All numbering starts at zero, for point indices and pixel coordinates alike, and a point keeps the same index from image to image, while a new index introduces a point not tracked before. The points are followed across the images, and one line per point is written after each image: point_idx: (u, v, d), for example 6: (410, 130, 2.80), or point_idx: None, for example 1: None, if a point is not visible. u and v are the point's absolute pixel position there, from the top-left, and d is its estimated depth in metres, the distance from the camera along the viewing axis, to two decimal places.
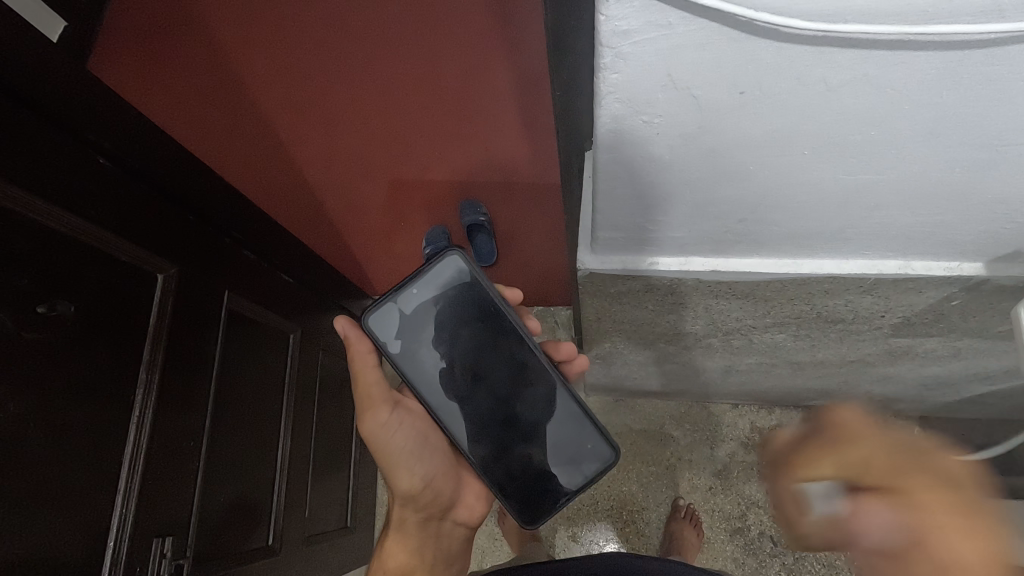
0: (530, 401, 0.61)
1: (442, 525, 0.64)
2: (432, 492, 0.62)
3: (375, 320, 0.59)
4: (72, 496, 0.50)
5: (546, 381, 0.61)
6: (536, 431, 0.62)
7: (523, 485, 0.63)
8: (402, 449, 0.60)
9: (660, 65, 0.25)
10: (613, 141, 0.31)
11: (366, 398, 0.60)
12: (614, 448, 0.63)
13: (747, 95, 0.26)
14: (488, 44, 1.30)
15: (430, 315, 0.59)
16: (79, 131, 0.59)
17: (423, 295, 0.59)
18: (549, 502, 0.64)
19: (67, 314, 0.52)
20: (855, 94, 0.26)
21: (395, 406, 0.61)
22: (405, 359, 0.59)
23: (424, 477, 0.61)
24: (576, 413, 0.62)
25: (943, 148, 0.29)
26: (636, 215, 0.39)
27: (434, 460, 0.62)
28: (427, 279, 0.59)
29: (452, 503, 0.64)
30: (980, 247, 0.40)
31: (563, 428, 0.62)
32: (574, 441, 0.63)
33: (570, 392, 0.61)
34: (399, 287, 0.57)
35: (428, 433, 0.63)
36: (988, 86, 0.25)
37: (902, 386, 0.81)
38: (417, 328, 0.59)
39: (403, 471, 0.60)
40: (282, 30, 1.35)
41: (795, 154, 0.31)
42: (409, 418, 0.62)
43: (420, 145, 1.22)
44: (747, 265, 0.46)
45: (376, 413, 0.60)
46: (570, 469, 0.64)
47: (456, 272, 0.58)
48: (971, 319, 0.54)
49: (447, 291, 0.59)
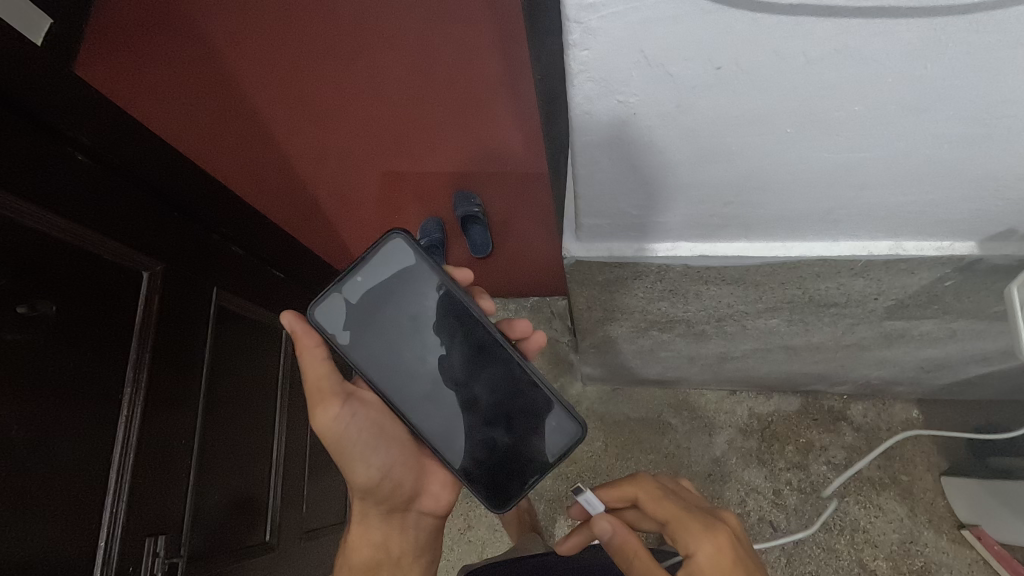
0: (486, 379, 0.58)
1: (406, 515, 0.61)
2: (392, 483, 0.58)
3: (322, 312, 0.56)
4: (60, 496, 0.50)
5: (500, 357, 0.57)
6: (495, 409, 0.58)
7: (487, 468, 0.59)
8: (356, 442, 0.56)
9: (630, 40, 0.24)
10: (589, 123, 0.30)
11: (315, 391, 0.55)
12: (579, 422, 0.58)
13: (724, 71, 0.26)
14: (475, 33, 1.29)
15: (379, 303, 0.57)
16: (56, 127, 0.58)
17: (368, 283, 0.57)
18: (517, 485, 0.59)
19: (49, 314, 0.51)
20: (836, 67, 0.25)
21: (348, 398, 0.56)
22: (357, 350, 0.57)
23: (381, 469, 0.57)
24: (536, 389, 0.58)
25: (930, 124, 0.29)
26: (619, 198, 0.38)
27: (392, 450, 0.58)
28: (372, 267, 0.56)
29: (416, 493, 0.60)
30: (972, 225, 0.40)
31: (524, 407, 0.58)
32: (536, 419, 0.59)
33: (526, 367, 0.57)
34: (343, 276, 0.55)
35: (385, 423, 0.58)
36: (973, 56, 0.24)
37: (899, 369, 0.81)
38: (366, 318, 0.57)
39: (358, 464, 0.56)
40: (268, 24, 1.34)
41: (777, 133, 0.30)
42: (363, 409, 0.57)
43: (407, 134, 1.22)
44: (735, 249, 0.45)
45: (327, 407, 0.55)
46: (536, 449, 0.59)
47: (402, 255, 0.56)
48: (966, 300, 0.53)
49: (395, 277, 0.57)
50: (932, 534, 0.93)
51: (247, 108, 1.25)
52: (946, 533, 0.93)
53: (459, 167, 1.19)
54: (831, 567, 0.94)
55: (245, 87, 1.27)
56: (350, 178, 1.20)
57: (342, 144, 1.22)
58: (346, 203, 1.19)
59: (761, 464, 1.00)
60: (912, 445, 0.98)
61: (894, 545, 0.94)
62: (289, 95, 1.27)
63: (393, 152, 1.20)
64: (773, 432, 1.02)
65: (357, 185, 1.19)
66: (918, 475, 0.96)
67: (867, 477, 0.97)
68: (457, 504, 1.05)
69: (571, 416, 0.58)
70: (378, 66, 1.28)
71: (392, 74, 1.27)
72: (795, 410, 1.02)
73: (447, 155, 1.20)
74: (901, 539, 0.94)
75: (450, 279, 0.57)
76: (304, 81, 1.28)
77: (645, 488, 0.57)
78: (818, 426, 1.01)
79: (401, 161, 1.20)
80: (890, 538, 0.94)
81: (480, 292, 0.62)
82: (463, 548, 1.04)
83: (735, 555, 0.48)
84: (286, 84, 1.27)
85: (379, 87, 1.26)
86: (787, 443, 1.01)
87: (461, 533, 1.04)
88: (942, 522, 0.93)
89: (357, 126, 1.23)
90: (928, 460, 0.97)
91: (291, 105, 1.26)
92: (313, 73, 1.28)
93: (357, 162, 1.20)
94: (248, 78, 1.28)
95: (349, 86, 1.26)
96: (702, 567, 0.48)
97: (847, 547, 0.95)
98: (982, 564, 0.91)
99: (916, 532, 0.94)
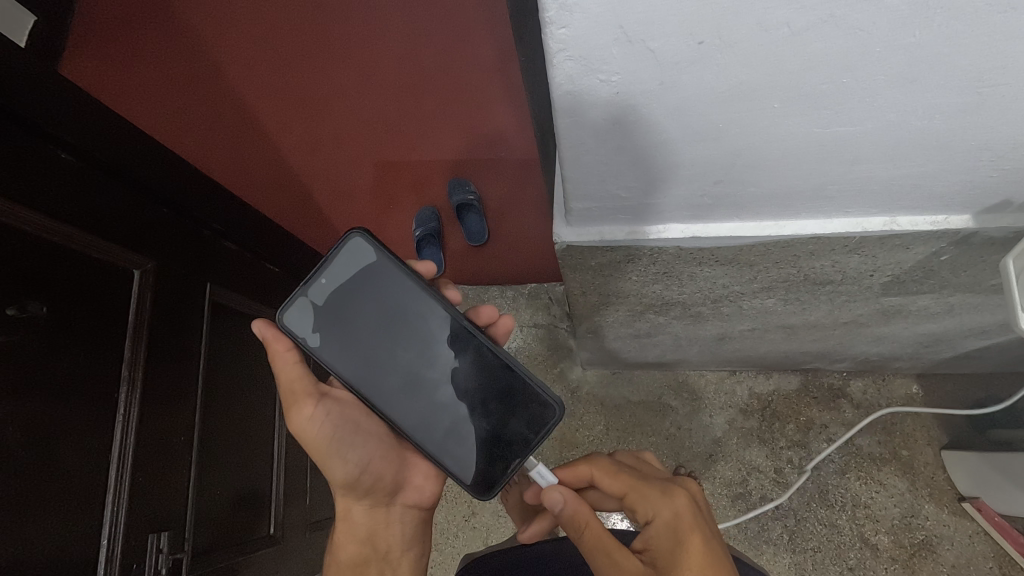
0: (457, 366, 0.58)
1: (391, 509, 0.60)
2: (372, 478, 0.58)
3: (292, 318, 0.56)
4: (58, 496, 0.50)
5: (469, 342, 0.57)
6: (469, 396, 0.58)
7: (467, 456, 0.58)
8: (331, 439, 0.56)
9: (609, 16, 0.24)
10: (570, 105, 0.30)
11: (289, 394, 0.56)
12: (555, 400, 0.56)
13: (707, 45, 0.25)
14: (463, 18, 1.27)
15: (347, 303, 0.57)
16: (38, 125, 0.57)
17: (334, 285, 0.56)
18: (500, 470, 0.58)
19: (39, 314, 0.50)
20: (823, 38, 0.24)
21: (322, 398, 0.56)
22: (329, 352, 0.56)
23: (358, 464, 0.57)
24: (508, 372, 0.57)
25: (923, 95, 0.28)
26: (607, 181, 0.38)
27: (369, 445, 0.58)
28: (337, 269, 0.56)
29: (399, 485, 0.60)
30: (967, 198, 0.39)
31: (498, 391, 0.58)
32: (512, 402, 0.58)
33: (494, 350, 0.57)
34: (308, 279, 0.55)
35: (360, 419, 0.58)
36: (964, 22, 0.23)
37: (899, 344, 0.81)
38: (336, 319, 0.57)
39: (335, 461, 0.56)
40: (252, 16, 1.32)
41: (765, 109, 0.29)
42: (338, 407, 0.57)
43: (397, 123, 1.20)
44: (727, 230, 0.45)
45: (301, 408, 0.55)
46: (516, 432, 0.58)
47: (363, 253, 0.56)
48: (963, 274, 0.52)
49: (360, 276, 0.57)
50: (932, 507, 0.94)
51: (235, 103, 1.24)
52: (947, 506, 0.93)
53: (451, 155, 1.18)
54: (833, 543, 0.95)
55: (230, 81, 1.26)
56: (342, 171, 1.19)
57: (332, 136, 1.21)
58: (340, 196, 1.18)
59: (762, 443, 1.00)
60: (912, 420, 0.98)
61: (895, 520, 0.94)
62: (276, 89, 1.25)
63: (383, 143, 1.19)
64: (773, 411, 1.02)
65: (350, 178, 1.18)
66: (917, 450, 0.96)
67: (867, 453, 0.98)
68: (461, 492, 1.06)
69: (546, 397, 0.57)
70: (365, 54, 1.26)
71: (378, 61, 1.26)
72: (795, 389, 1.02)
73: (438, 144, 1.19)
74: (902, 513, 0.94)
75: (414, 271, 0.57)
76: (289, 73, 1.26)
77: (598, 464, 0.56)
78: (818, 404, 1.01)
79: (392, 151, 1.19)
80: (891, 512, 0.95)
81: (446, 283, 0.62)
82: (468, 534, 1.05)
83: (693, 520, 0.49)
84: (272, 77, 1.26)
85: (365, 77, 1.25)
86: (787, 421, 1.01)
87: (465, 520, 1.05)
88: (942, 495, 0.94)
89: (347, 118, 1.22)
90: (928, 434, 0.97)
91: (279, 98, 1.24)
92: (299, 65, 1.27)
93: (349, 154, 1.19)
94: (234, 71, 1.26)
95: (336, 77, 1.25)
96: (657, 534, 0.49)
97: (848, 522, 0.95)
98: (983, 536, 0.91)
99: (916, 506, 0.94)
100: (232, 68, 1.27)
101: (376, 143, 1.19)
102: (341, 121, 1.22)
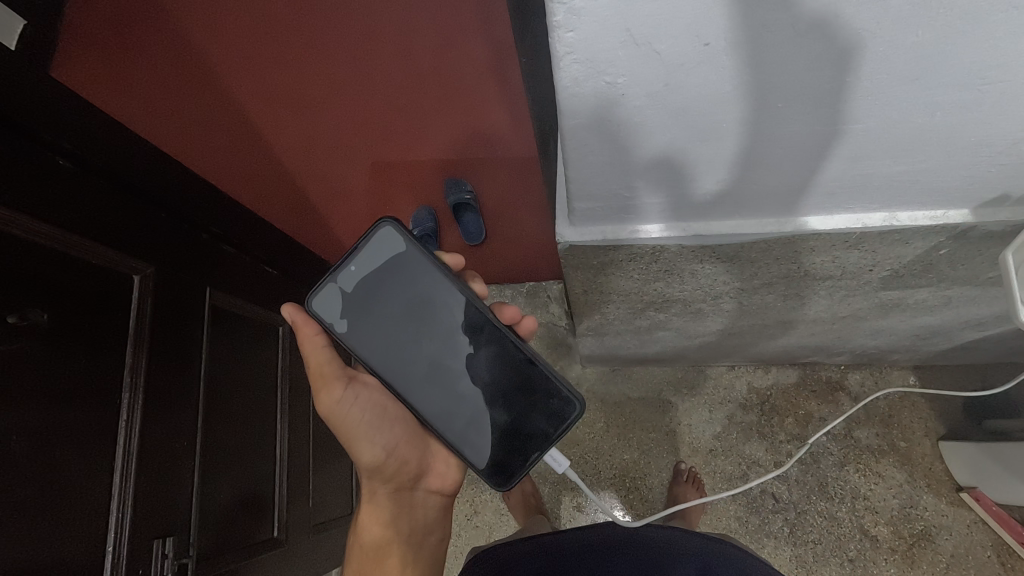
0: (480, 359, 0.57)
1: (414, 494, 0.62)
2: (397, 462, 0.59)
3: (319, 302, 0.56)
4: (63, 504, 0.50)
5: (493, 335, 0.57)
6: (491, 388, 0.57)
7: (488, 446, 0.58)
8: (360, 422, 0.58)
9: (617, 18, 0.24)
10: (577, 104, 0.30)
11: (318, 376, 0.58)
12: (575, 396, 0.56)
13: (713, 47, 0.25)
14: (460, 15, 1.26)
15: (373, 292, 0.56)
16: (34, 132, 0.57)
17: (362, 272, 0.56)
18: (518, 462, 0.58)
19: (40, 321, 0.50)
20: (827, 38, 0.25)
21: (350, 381, 0.58)
22: (355, 337, 0.56)
23: (385, 448, 0.59)
24: (529, 366, 0.57)
25: (924, 91, 0.28)
26: (611, 182, 0.38)
27: (396, 430, 0.59)
28: (364, 256, 0.56)
29: (421, 471, 0.61)
30: (967, 193, 0.39)
31: (520, 384, 0.57)
32: (532, 396, 0.57)
33: (517, 345, 0.56)
34: (336, 266, 0.54)
35: (388, 404, 0.60)
36: (966, 20, 0.24)
37: (896, 337, 0.81)
38: (362, 307, 0.56)
39: (363, 444, 0.58)
40: (247, 17, 1.31)
41: (769, 108, 0.30)
42: (366, 391, 0.59)
43: (397, 122, 1.20)
44: (730, 227, 0.45)
45: (330, 390, 0.57)
46: (534, 426, 0.58)
47: (391, 242, 0.55)
48: (961, 268, 0.53)
49: (387, 266, 0.56)
50: (931, 498, 0.95)
51: (234, 103, 1.24)
52: (945, 496, 0.94)
53: (451, 154, 1.18)
54: (834, 535, 0.96)
55: (228, 81, 1.25)
56: (342, 170, 1.18)
57: (333, 134, 1.21)
58: (338, 196, 1.18)
59: (761, 437, 1.01)
60: (909, 412, 0.99)
61: (894, 510, 0.95)
62: (277, 88, 1.25)
63: (383, 141, 1.19)
64: (772, 405, 1.02)
65: (349, 179, 1.18)
66: (916, 441, 0.97)
67: (866, 445, 0.98)
68: (464, 491, 1.06)
69: (567, 393, 0.57)
70: (365, 52, 1.26)
71: (379, 60, 1.25)
72: (794, 382, 1.03)
73: (438, 141, 1.18)
74: (901, 504, 0.95)
75: (440, 263, 0.56)
76: (289, 72, 1.26)
77: None
78: (817, 397, 1.02)
79: (393, 150, 1.19)
80: (890, 503, 0.96)
81: (473, 276, 0.60)
82: (471, 533, 1.05)
83: None
84: (272, 76, 1.25)
85: (365, 74, 1.24)
86: (786, 416, 1.02)
87: (468, 519, 1.05)
88: (941, 486, 0.95)
89: (347, 116, 1.21)
90: (925, 426, 0.98)
91: (280, 98, 1.24)
92: (298, 64, 1.26)
93: (350, 154, 1.19)
94: (233, 71, 1.26)
95: (337, 75, 1.25)
96: None
97: (848, 514, 0.96)
98: (981, 525, 0.92)
99: (915, 497, 0.95)
100: (231, 67, 1.26)
101: (377, 141, 1.19)
102: (342, 119, 1.21)
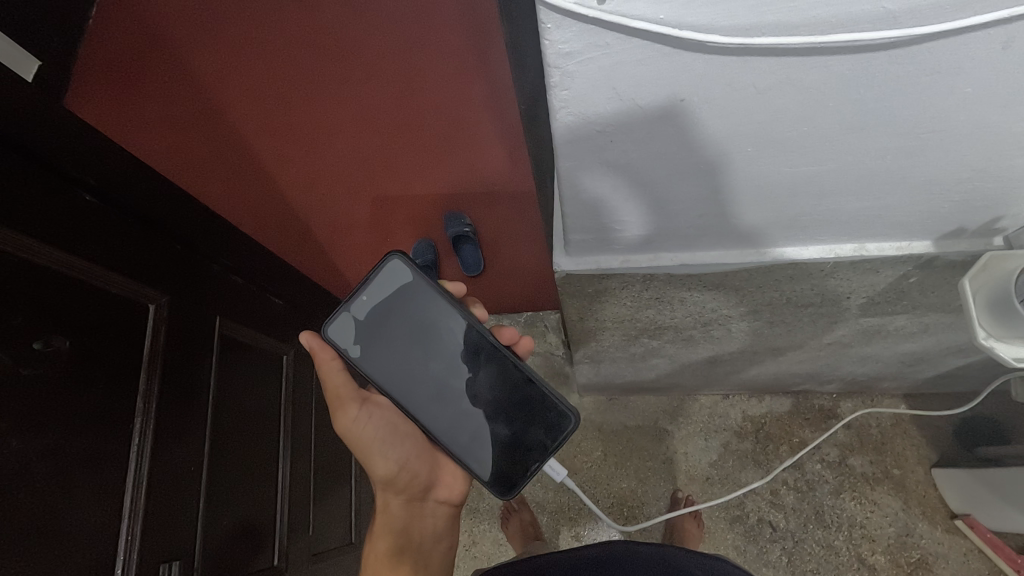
0: (480, 378, 0.60)
1: (425, 504, 0.64)
2: (408, 475, 0.62)
3: (333, 330, 0.58)
4: (77, 526, 0.51)
5: (492, 357, 0.59)
6: (492, 405, 0.60)
7: (492, 458, 0.60)
8: (374, 439, 0.61)
9: (603, 79, 0.28)
10: (571, 149, 0.34)
11: (335, 398, 0.60)
12: (571, 410, 0.58)
13: (688, 101, 0.29)
14: (460, 58, 1.32)
15: (384, 319, 0.59)
16: (64, 171, 0.61)
17: (374, 301, 0.58)
18: (520, 473, 0.60)
19: (63, 348, 0.53)
20: (784, 94, 0.28)
21: (365, 402, 0.61)
22: (368, 362, 0.59)
23: (398, 462, 0.61)
24: (528, 384, 0.59)
25: (873, 140, 0.32)
26: (603, 216, 0.42)
27: (407, 445, 0.62)
28: (375, 286, 0.58)
29: (430, 484, 0.63)
30: (926, 226, 0.43)
31: (519, 400, 0.59)
32: (531, 411, 0.60)
33: (516, 363, 0.59)
34: (350, 296, 0.57)
35: (399, 422, 0.62)
36: (900, 83, 0.28)
37: (883, 364, 0.84)
38: (375, 333, 0.59)
39: (378, 459, 0.61)
40: (257, 60, 1.37)
41: (741, 152, 0.33)
42: (380, 410, 0.62)
43: (399, 158, 1.25)
44: (714, 257, 0.48)
45: (346, 411, 0.60)
46: (534, 439, 0.60)
47: (399, 274, 0.58)
48: (931, 295, 0.56)
49: (396, 294, 0.58)
50: (926, 526, 0.96)
51: (242, 141, 1.28)
52: (940, 524, 0.95)
53: (451, 188, 1.22)
54: (832, 564, 0.96)
55: (236, 120, 1.30)
56: (345, 204, 1.22)
57: (338, 169, 1.25)
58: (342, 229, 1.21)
59: (757, 465, 1.03)
60: (901, 439, 1.01)
61: (891, 538, 0.96)
62: (284, 127, 1.30)
63: (386, 176, 1.24)
64: (766, 433, 1.04)
65: (352, 212, 1.22)
66: (908, 468, 0.99)
67: (860, 473, 1.00)
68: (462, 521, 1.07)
69: (566, 407, 0.59)
70: (367, 94, 1.32)
71: (381, 101, 1.31)
72: (787, 411, 1.05)
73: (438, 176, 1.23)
74: (898, 531, 0.96)
75: (445, 291, 0.58)
76: (296, 112, 1.31)
77: None
78: (810, 425, 1.04)
79: (394, 184, 1.23)
80: (887, 531, 0.97)
81: (474, 301, 0.63)
82: (469, 564, 1.05)
83: None
84: (279, 116, 1.31)
85: (368, 115, 1.30)
86: (781, 443, 1.03)
87: (466, 549, 1.06)
88: (935, 513, 0.96)
89: (350, 153, 1.26)
90: (917, 453, 1.00)
91: (288, 136, 1.29)
92: (305, 105, 1.32)
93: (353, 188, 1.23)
94: (242, 111, 1.31)
95: (342, 116, 1.30)
96: None
97: (846, 542, 0.97)
98: (977, 552, 0.93)
99: (911, 525, 0.96)
100: (240, 107, 1.32)
101: (379, 175, 1.24)
102: (345, 155, 1.26)
